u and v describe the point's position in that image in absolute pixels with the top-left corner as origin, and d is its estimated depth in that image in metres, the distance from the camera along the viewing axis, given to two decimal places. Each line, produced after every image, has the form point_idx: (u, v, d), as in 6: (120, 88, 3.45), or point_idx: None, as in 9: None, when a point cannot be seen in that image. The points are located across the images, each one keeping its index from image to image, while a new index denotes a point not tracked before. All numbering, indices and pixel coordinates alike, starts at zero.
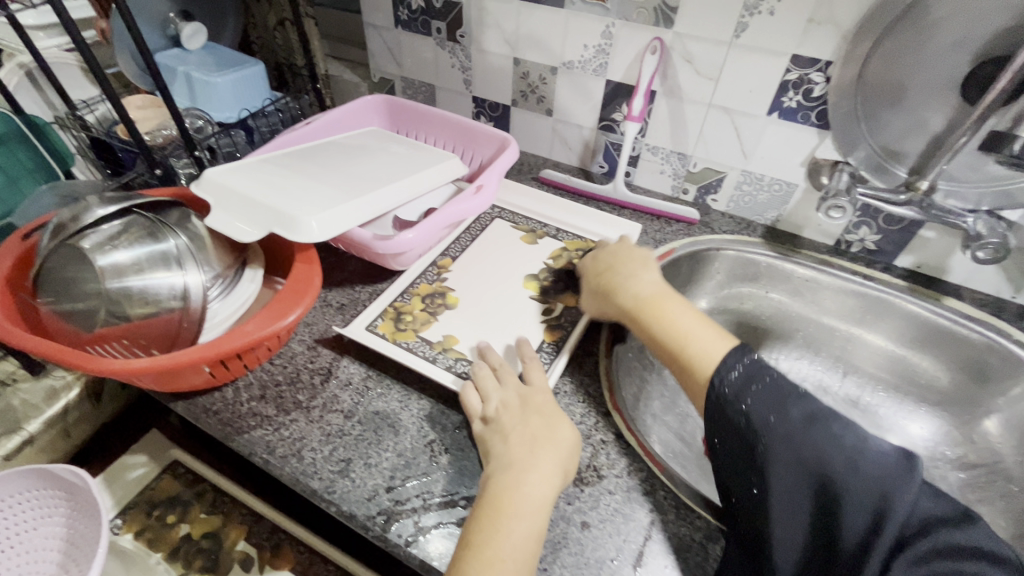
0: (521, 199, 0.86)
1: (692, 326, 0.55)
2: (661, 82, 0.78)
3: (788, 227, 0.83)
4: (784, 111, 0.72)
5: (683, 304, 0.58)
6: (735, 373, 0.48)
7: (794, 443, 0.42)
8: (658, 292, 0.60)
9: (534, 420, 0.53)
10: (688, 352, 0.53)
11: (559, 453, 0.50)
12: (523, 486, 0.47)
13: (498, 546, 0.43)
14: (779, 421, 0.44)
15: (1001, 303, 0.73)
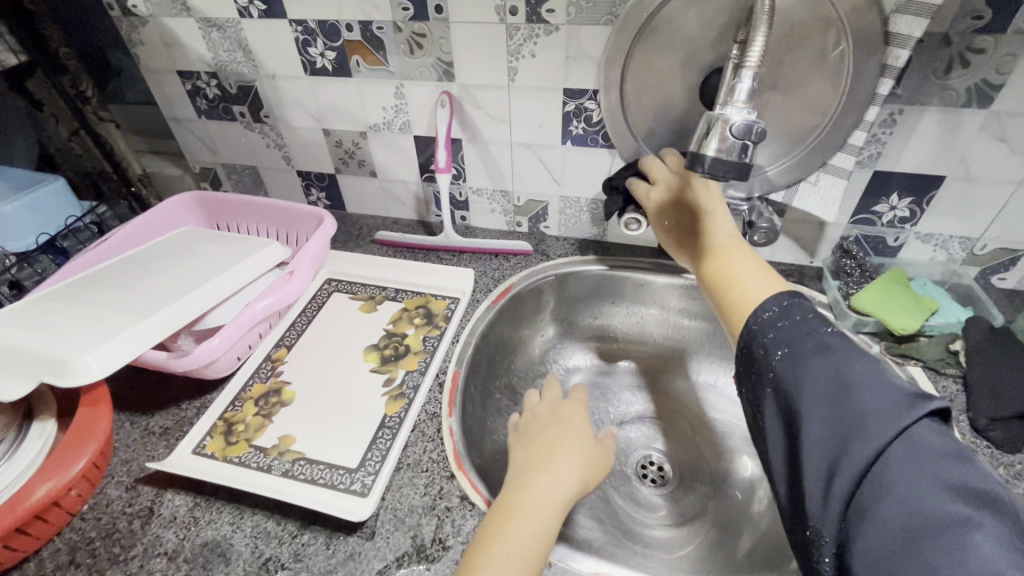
0: (359, 266, 0.85)
1: (745, 272, 0.53)
2: (462, 129, 0.82)
3: (615, 239, 0.88)
4: (574, 137, 0.77)
5: (738, 249, 0.55)
6: (775, 308, 0.46)
7: (834, 403, 0.37)
8: (729, 241, 0.57)
9: (563, 437, 0.59)
10: (731, 294, 0.52)
11: (579, 461, 0.55)
12: (550, 477, 0.52)
13: (508, 521, 0.48)
14: (815, 358, 0.40)
15: (802, 270, 0.80)
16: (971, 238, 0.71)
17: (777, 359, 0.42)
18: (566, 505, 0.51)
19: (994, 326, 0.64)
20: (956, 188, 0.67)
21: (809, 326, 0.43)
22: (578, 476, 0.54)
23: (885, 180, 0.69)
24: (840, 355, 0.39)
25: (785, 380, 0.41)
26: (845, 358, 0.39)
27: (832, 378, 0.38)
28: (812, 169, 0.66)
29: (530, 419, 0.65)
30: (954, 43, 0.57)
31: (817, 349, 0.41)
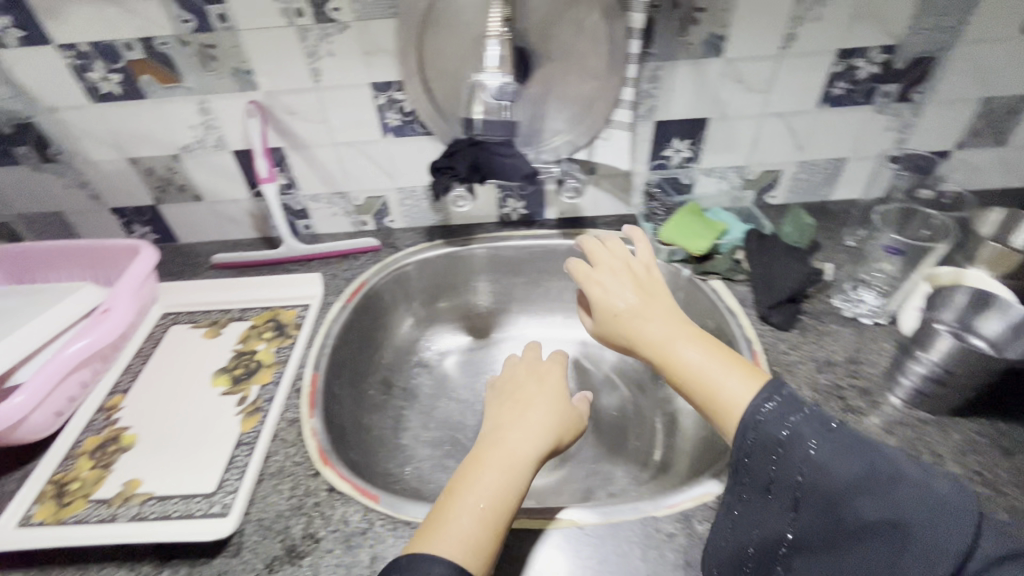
0: (196, 294, 0.81)
1: (715, 367, 0.48)
2: (281, 137, 0.81)
3: (459, 221, 0.92)
4: (393, 129, 0.80)
5: (702, 341, 0.51)
6: (767, 409, 0.42)
7: (864, 492, 0.36)
8: (674, 329, 0.52)
9: (530, 398, 0.59)
10: (718, 401, 0.46)
11: (545, 416, 0.56)
12: (519, 438, 0.53)
13: (462, 497, 0.48)
14: (833, 459, 0.38)
15: (624, 219, 0.90)
16: (741, 167, 0.85)
17: (784, 459, 0.40)
18: (533, 463, 0.52)
19: (764, 234, 0.78)
20: (718, 126, 0.80)
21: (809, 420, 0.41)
22: (546, 434, 0.54)
23: (665, 128, 0.80)
24: (849, 443, 0.38)
25: (803, 486, 0.39)
26: (857, 447, 0.38)
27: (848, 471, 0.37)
28: (601, 127, 0.75)
29: (512, 383, 0.63)
30: (682, 5, 0.68)
31: (819, 441, 0.39)
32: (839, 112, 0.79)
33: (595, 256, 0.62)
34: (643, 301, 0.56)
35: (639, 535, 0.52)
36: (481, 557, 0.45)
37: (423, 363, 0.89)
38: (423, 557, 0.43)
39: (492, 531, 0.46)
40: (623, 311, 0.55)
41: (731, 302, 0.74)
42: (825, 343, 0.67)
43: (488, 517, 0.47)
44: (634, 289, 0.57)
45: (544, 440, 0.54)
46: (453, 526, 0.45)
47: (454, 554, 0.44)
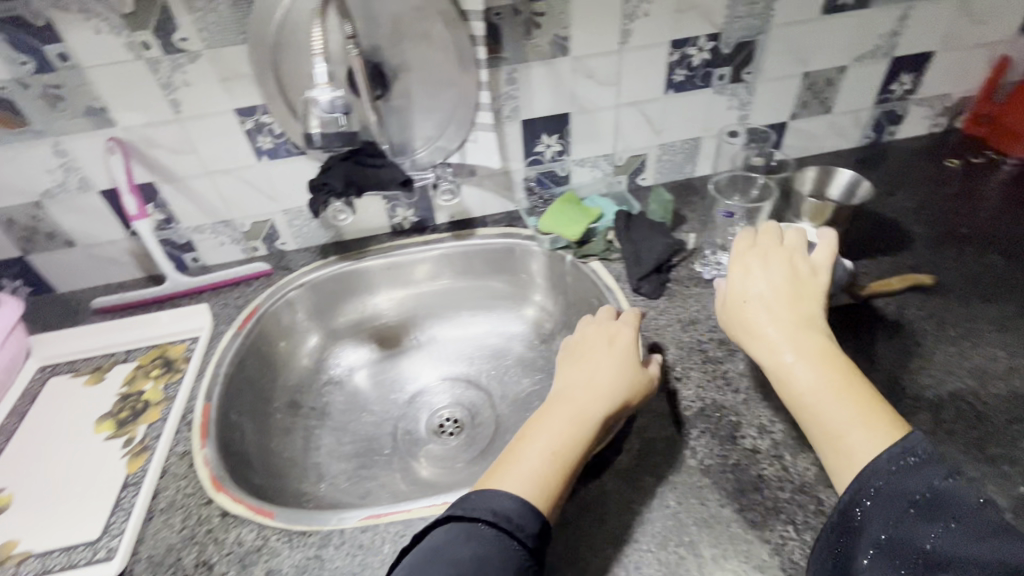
0: (75, 343, 0.78)
1: (844, 410, 0.46)
2: (150, 171, 0.79)
3: (352, 235, 0.93)
4: (267, 152, 0.81)
5: (822, 360, 0.48)
6: (902, 463, 0.41)
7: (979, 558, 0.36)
8: (817, 350, 0.49)
9: (594, 353, 0.61)
10: (833, 441, 0.45)
11: (610, 367, 0.58)
12: (584, 391, 0.56)
13: (522, 449, 0.53)
14: (965, 542, 0.37)
15: (511, 215, 0.95)
16: (610, 154, 0.92)
17: (905, 517, 0.39)
18: (600, 418, 0.54)
19: (632, 214, 0.84)
20: (580, 119, 0.86)
21: (952, 501, 0.39)
22: (609, 383, 0.57)
23: (532, 125, 0.85)
24: (993, 535, 0.36)
25: (909, 549, 0.38)
26: (995, 537, 0.36)
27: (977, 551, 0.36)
28: (467, 130, 0.79)
29: (586, 338, 0.64)
30: (522, 10, 0.73)
31: (955, 519, 0.38)
32: (685, 96, 0.87)
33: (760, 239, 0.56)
34: (764, 305, 0.52)
35: None
36: (546, 494, 0.49)
37: (333, 379, 0.89)
38: (492, 493, 0.49)
39: (555, 474, 0.51)
40: (750, 311, 0.52)
41: (609, 280, 0.80)
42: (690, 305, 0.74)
43: (553, 457, 0.51)
44: (772, 283, 0.53)
45: (609, 389, 0.56)
46: (521, 463, 0.51)
47: (522, 490, 0.49)
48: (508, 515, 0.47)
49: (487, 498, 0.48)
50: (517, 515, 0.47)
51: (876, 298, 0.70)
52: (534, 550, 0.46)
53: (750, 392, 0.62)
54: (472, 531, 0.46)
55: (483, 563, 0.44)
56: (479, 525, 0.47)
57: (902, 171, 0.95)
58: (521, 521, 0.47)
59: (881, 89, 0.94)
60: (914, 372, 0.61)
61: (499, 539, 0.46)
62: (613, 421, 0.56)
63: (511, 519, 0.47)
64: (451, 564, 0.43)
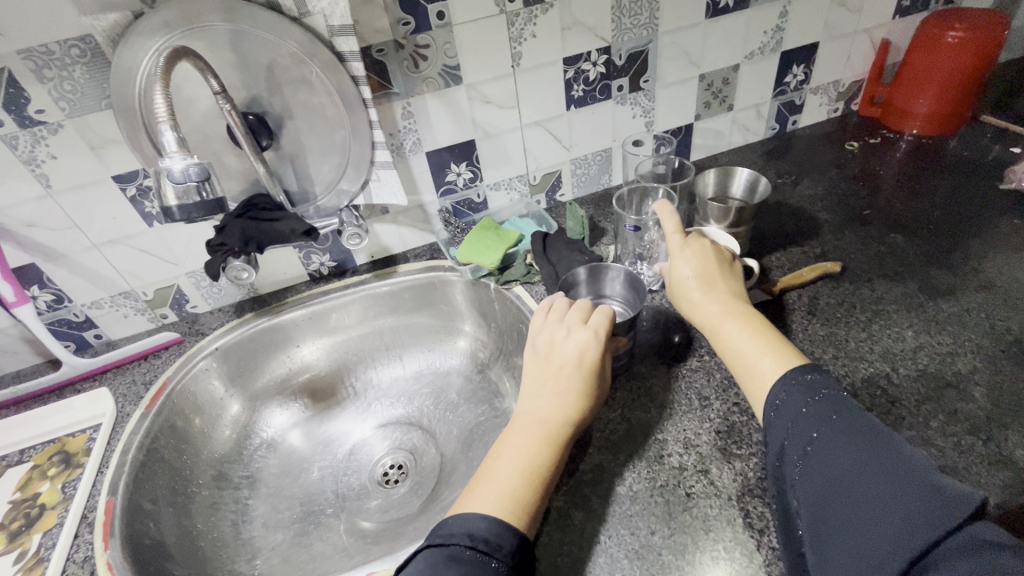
0: None
1: (759, 352, 0.52)
2: (27, 252, 0.73)
3: (268, 288, 0.89)
4: (157, 216, 0.76)
5: (748, 319, 0.55)
6: (802, 379, 0.47)
7: (849, 436, 0.41)
8: (737, 313, 0.56)
9: (554, 363, 0.59)
10: (749, 370, 0.51)
11: (569, 376, 0.57)
12: (549, 407, 0.56)
13: (491, 472, 0.52)
14: (837, 435, 0.41)
15: (432, 247, 0.93)
16: (523, 175, 0.91)
17: (798, 420, 0.45)
18: (563, 431, 0.55)
19: (549, 234, 0.84)
20: (485, 144, 0.85)
21: (841, 406, 0.44)
22: (573, 396, 0.56)
23: (437, 156, 0.83)
24: (867, 430, 0.41)
25: (797, 447, 0.43)
26: (866, 431, 0.41)
27: (844, 440, 0.41)
28: (367, 170, 0.77)
29: (548, 344, 0.60)
30: (405, 45, 0.71)
31: (836, 419, 0.42)
32: (587, 110, 0.87)
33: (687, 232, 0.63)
34: (700, 278, 0.59)
35: None
36: (521, 511, 0.49)
37: (264, 443, 0.84)
38: (472, 516, 0.48)
39: (529, 492, 0.50)
40: (688, 283, 0.59)
41: (533, 304, 0.79)
42: None
43: (526, 476, 0.51)
44: (706, 263, 0.60)
45: (573, 402, 0.56)
46: (494, 485, 0.51)
47: (498, 511, 0.49)
48: (487, 536, 0.46)
49: (464, 520, 0.48)
50: (494, 534, 0.47)
51: (790, 292, 0.71)
52: (514, 567, 0.46)
53: (675, 405, 0.61)
54: (452, 556, 0.45)
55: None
56: (459, 549, 0.46)
57: (807, 158, 0.98)
58: (503, 539, 0.47)
59: (776, 83, 0.96)
60: (829, 363, 0.62)
61: (480, 559, 0.45)
62: (576, 435, 0.56)
63: (492, 539, 0.46)
64: None
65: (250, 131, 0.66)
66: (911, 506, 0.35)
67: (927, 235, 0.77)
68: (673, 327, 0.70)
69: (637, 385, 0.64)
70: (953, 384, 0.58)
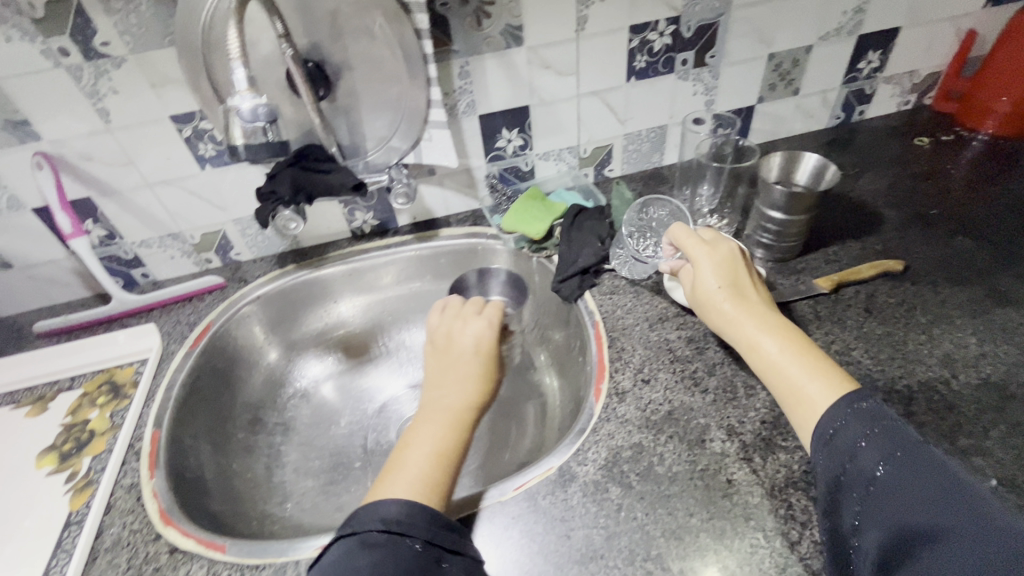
0: (17, 370, 0.73)
1: (805, 373, 0.48)
2: (84, 185, 0.74)
3: (311, 242, 0.90)
4: (210, 160, 0.76)
5: (786, 334, 0.52)
6: (854, 410, 0.43)
7: (916, 479, 0.37)
8: (775, 327, 0.53)
9: (451, 357, 0.65)
10: (797, 394, 0.48)
11: (468, 363, 0.63)
12: (453, 391, 0.60)
13: (400, 461, 0.53)
14: (905, 477, 0.37)
15: (475, 213, 0.92)
16: (574, 146, 0.89)
17: (863, 460, 0.40)
18: (464, 412, 0.59)
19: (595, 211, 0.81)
20: (539, 112, 0.83)
21: (902, 438, 0.39)
22: (473, 381, 0.62)
23: (490, 120, 0.82)
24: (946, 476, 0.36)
25: (859, 484, 0.40)
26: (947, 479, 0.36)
27: (920, 486, 0.36)
28: (419, 127, 0.75)
29: (446, 341, 0.66)
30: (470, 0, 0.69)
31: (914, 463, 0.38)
32: (647, 84, 0.84)
33: (714, 239, 0.60)
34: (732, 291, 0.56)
35: (487, 523, 0.52)
36: (432, 491, 0.51)
37: (297, 393, 0.86)
38: (383, 503, 0.48)
39: (440, 473, 0.52)
40: (719, 295, 0.56)
41: None
42: (658, 301, 0.72)
43: (435, 458, 0.53)
44: (735, 272, 0.58)
45: (474, 385, 0.61)
46: (407, 470, 0.52)
47: (409, 493, 0.50)
48: (400, 517, 0.47)
49: (377, 506, 0.47)
50: (406, 514, 0.47)
51: (845, 287, 0.69)
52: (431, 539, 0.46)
53: (719, 391, 0.60)
54: (367, 542, 0.45)
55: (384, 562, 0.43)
56: (372, 534, 0.45)
57: (872, 151, 0.94)
58: (415, 524, 0.46)
59: (848, 68, 0.91)
60: (884, 363, 0.60)
61: (394, 540, 0.45)
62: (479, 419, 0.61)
63: (404, 521, 0.46)
64: None
65: (309, 79, 0.65)
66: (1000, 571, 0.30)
67: (998, 241, 0.74)
68: None
69: (681, 368, 0.63)
70: (1017, 396, 0.56)
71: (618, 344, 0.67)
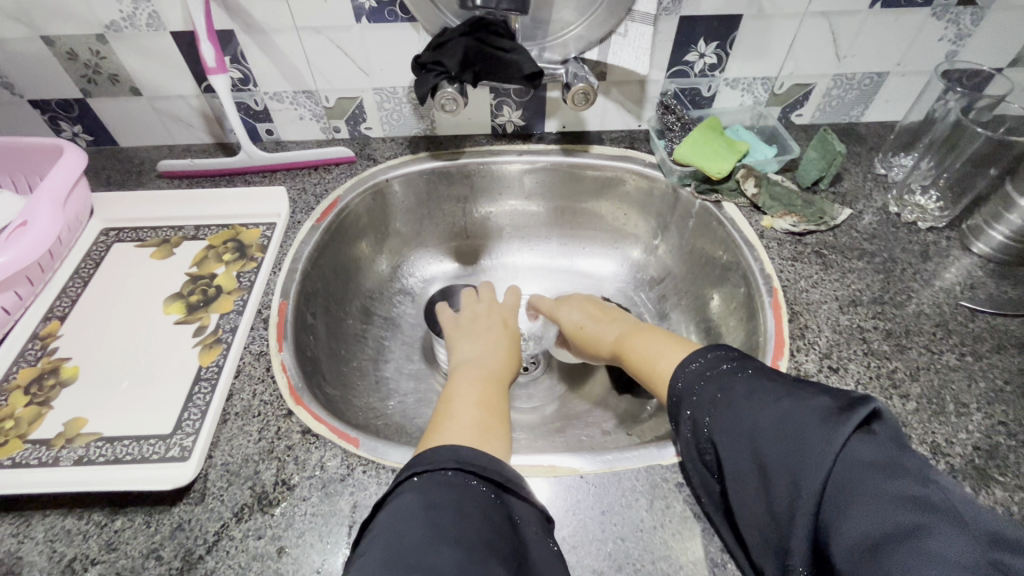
0: (142, 206, 0.70)
1: (658, 349, 0.55)
2: (230, 16, 0.66)
3: (446, 131, 0.80)
4: (369, 13, 0.66)
5: (638, 330, 0.60)
6: (690, 370, 0.46)
7: (748, 417, 0.39)
8: (628, 331, 0.61)
9: (480, 328, 0.63)
10: (653, 371, 0.53)
11: (502, 335, 0.62)
12: (486, 356, 0.58)
13: (447, 414, 0.48)
14: (741, 419, 0.40)
15: (632, 135, 0.80)
16: (771, 78, 0.75)
17: (720, 435, 0.41)
18: (505, 378, 0.56)
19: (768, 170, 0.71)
20: (751, 26, 0.69)
21: (728, 382, 0.43)
22: (508, 351, 0.60)
23: (690, 25, 0.68)
24: (797, 429, 0.36)
25: (734, 471, 0.39)
26: (802, 431, 0.36)
27: (786, 453, 0.36)
28: (619, 19, 0.63)
29: (470, 315, 0.65)
30: None
31: (771, 428, 0.37)
32: (891, 14, 0.68)
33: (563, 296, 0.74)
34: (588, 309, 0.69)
35: (646, 484, 0.47)
36: (486, 438, 0.46)
37: (405, 291, 0.82)
38: (448, 446, 0.42)
39: (491, 423, 0.48)
40: (578, 321, 0.68)
41: (751, 233, 0.67)
42: (850, 281, 0.62)
43: (481, 407, 0.50)
44: (587, 310, 0.69)
45: (510, 356, 0.59)
46: (458, 418, 0.47)
47: (466, 437, 0.45)
48: (475, 459, 0.41)
49: (445, 447, 0.42)
50: (480, 458, 0.41)
51: None
52: (507, 488, 0.41)
53: (923, 401, 0.51)
54: (439, 480, 0.39)
55: (470, 509, 0.37)
56: (445, 472, 0.40)
57: None
58: (493, 466, 0.41)
59: None
60: None
61: (467, 484, 0.39)
62: (513, 380, 0.58)
63: (482, 463, 0.41)
64: (428, 522, 0.36)
65: None
66: (884, 554, 0.29)
67: None
68: (925, 311, 0.59)
69: (877, 363, 0.54)
70: None
71: (800, 320, 0.58)
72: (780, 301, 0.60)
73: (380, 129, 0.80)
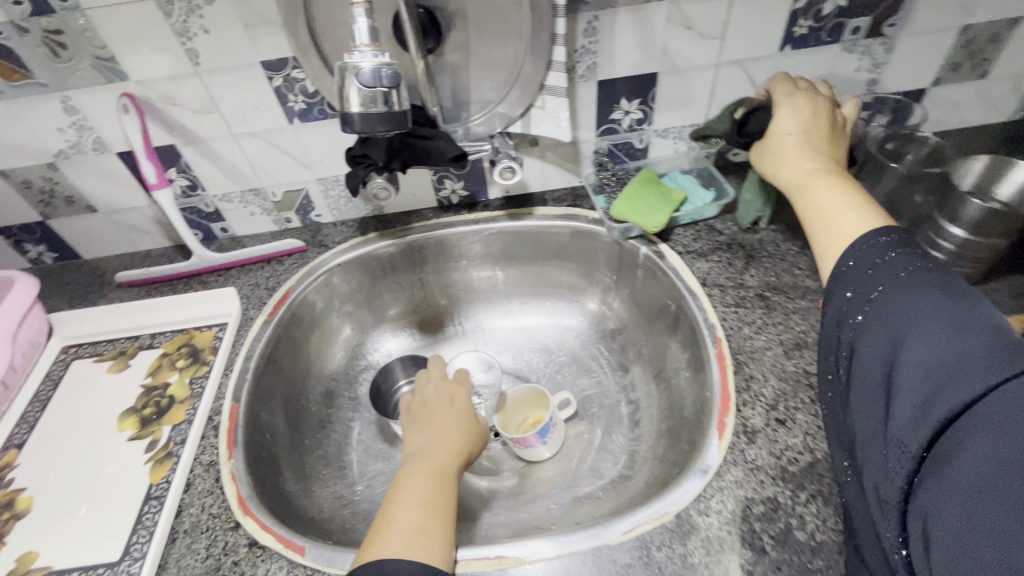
0: (100, 321, 0.72)
1: (846, 204, 0.45)
2: (170, 132, 0.70)
3: (394, 210, 0.83)
4: (299, 114, 0.69)
5: (842, 174, 0.48)
6: (883, 242, 0.41)
7: (903, 318, 0.36)
8: (823, 165, 0.49)
9: (434, 414, 0.61)
10: (826, 226, 0.45)
11: (459, 418, 0.60)
12: (438, 444, 0.56)
13: (390, 514, 0.48)
14: (900, 311, 0.37)
15: (574, 192, 0.82)
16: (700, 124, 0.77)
17: (864, 322, 0.39)
18: (456, 469, 0.54)
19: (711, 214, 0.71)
20: (669, 81, 0.71)
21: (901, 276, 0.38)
22: (462, 437, 0.58)
23: (610, 88, 0.70)
24: (981, 349, 0.31)
25: (871, 367, 0.37)
26: (977, 353, 0.31)
27: (924, 367, 0.33)
28: (534, 94, 0.66)
29: (419, 399, 0.64)
30: None
31: (921, 329, 0.35)
32: (804, 54, 0.70)
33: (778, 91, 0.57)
34: (767, 138, 0.55)
35: (594, 569, 0.46)
36: (424, 545, 0.45)
37: (370, 367, 0.82)
38: (376, 563, 0.42)
39: (431, 526, 0.47)
40: (782, 137, 0.53)
41: (693, 282, 0.67)
42: (794, 322, 0.61)
43: (424, 506, 0.49)
44: (810, 119, 0.53)
45: (461, 441, 0.58)
46: (397, 522, 0.47)
47: (403, 546, 0.44)
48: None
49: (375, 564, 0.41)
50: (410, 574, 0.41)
51: None
52: None
53: None
54: None
55: None
56: None
57: None
58: None
59: None
60: None
61: None
62: (463, 468, 0.56)
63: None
64: None
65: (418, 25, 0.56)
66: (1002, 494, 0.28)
67: None
68: None
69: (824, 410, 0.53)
70: None
71: (745, 371, 0.58)
72: (725, 353, 0.60)
73: (330, 214, 0.82)
